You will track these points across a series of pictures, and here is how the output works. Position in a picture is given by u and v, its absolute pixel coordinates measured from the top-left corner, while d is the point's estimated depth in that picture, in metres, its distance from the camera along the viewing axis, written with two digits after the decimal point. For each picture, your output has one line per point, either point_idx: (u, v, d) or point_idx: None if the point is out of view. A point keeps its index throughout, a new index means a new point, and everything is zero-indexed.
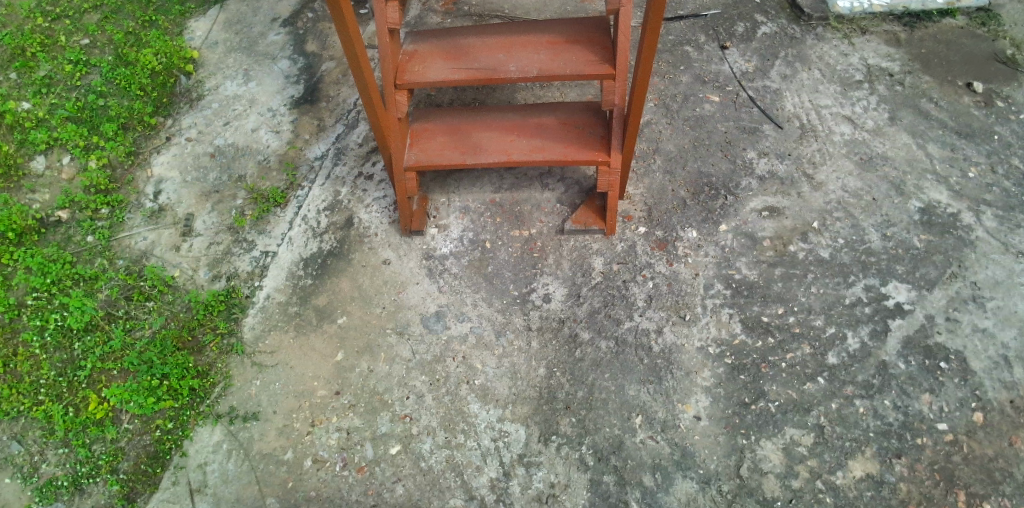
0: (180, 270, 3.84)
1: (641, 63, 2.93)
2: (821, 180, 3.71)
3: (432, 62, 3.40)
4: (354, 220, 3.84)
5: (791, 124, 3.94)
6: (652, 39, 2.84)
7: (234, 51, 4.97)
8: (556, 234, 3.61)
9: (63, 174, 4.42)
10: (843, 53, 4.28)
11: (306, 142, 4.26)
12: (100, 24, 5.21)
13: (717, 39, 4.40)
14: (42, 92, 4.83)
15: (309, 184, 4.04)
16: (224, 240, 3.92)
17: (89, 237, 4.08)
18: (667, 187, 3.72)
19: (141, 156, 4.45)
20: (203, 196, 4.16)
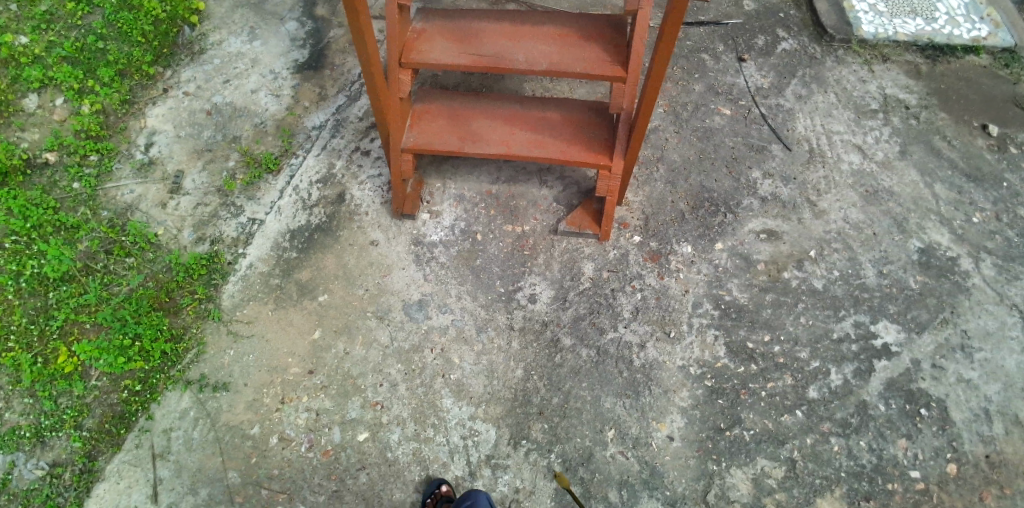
0: (164, 228, 3.77)
1: (653, 70, 2.79)
2: (823, 208, 3.65)
3: (438, 41, 3.23)
4: (345, 196, 3.74)
5: (800, 146, 3.86)
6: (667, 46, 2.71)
7: (241, 8, 4.83)
8: (549, 233, 3.53)
9: (54, 115, 4.31)
10: (862, 80, 4.18)
11: (305, 109, 4.16)
12: None
13: (736, 49, 4.28)
14: (41, 28, 4.64)
15: (303, 153, 3.94)
16: (212, 203, 3.83)
17: (75, 184, 4.00)
18: (668, 198, 3.64)
19: (136, 106, 4.36)
20: (195, 154, 4.06)
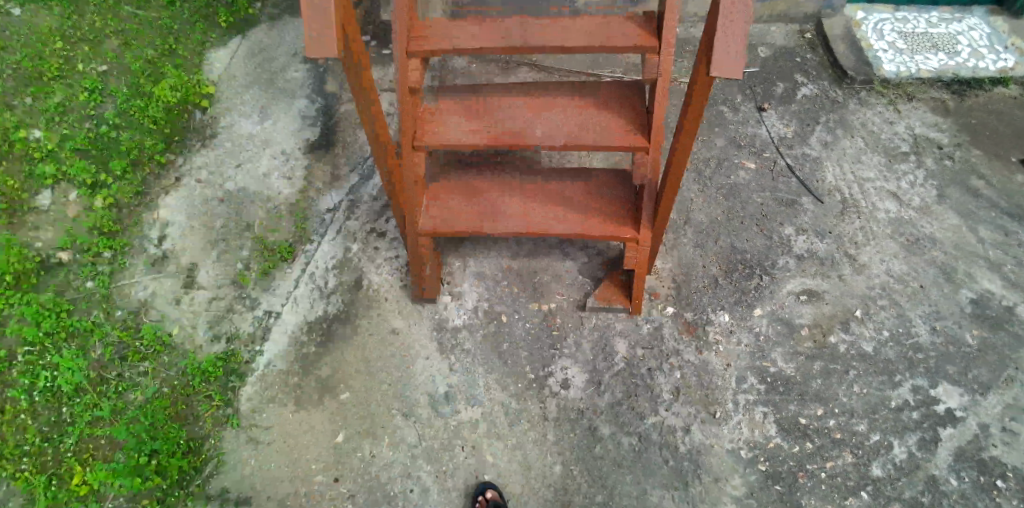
0: (179, 326, 3.63)
1: (681, 142, 2.60)
2: (864, 262, 3.43)
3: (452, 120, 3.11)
4: (363, 282, 3.59)
5: (831, 197, 3.65)
6: (695, 118, 2.52)
7: (252, 87, 4.64)
8: (576, 309, 3.37)
9: (68, 211, 4.22)
10: (888, 121, 4.00)
11: (318, 191, 3.99)
12: (119, 49, 4.95)
13: (754, 99, 4.12)
14: (54, 120, 4.58)
15: (318, 238, 3.77)
16: (227, 296, 3.69)
17: (88, 284, 3.85)
18: (698, 263, 3.44)
19: (150, 198, 4.16)
20: (208, 244, 3.91)
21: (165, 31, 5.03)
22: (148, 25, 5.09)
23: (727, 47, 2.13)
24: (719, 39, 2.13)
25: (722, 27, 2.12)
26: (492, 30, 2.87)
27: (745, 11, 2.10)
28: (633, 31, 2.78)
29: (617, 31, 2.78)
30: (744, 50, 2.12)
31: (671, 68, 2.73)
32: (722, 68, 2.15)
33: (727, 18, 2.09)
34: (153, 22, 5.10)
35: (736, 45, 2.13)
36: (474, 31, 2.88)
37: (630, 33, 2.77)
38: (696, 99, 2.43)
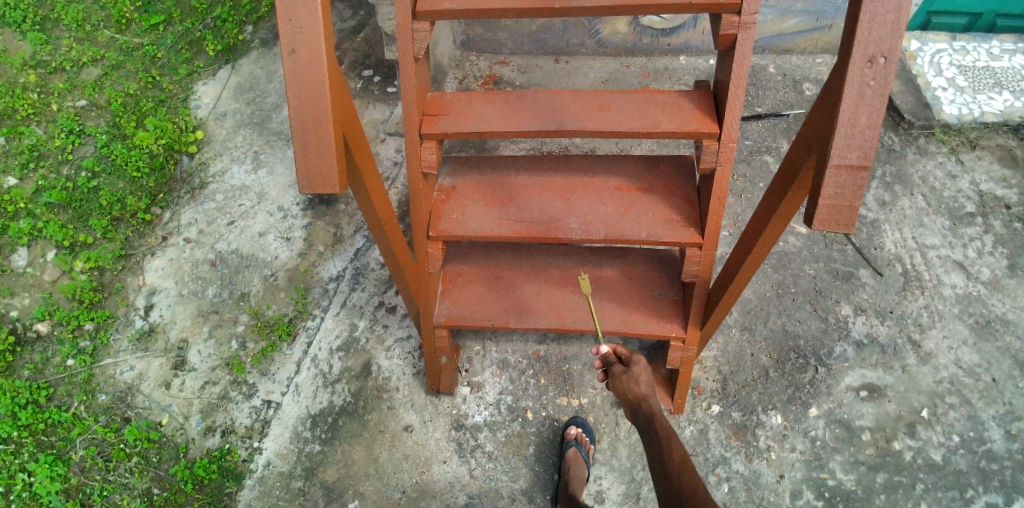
0: (169, 415, 3.32)
1: (752, 252, 2.20)
2: (929, 349, 3.04)
3: (472, 204, 2.66)
4: (372, 367, 3.24)
5: (891, 269, 3.28)
6: (774, 231, 2.13)
7: (245, 126, 4.25)
8: (611, 407, 3.02)
9: (46, 274, 3.85)
10: (951, 174, 3.61)
11: (320, 255, 3.64)
12: (99, 82, 4.60)
13: None
14: (30, 166, 4.27)
15: (320, 312, 3.42)
16: (221, 381, 3.35)
17: (69, 362, 3.55)
18: (747, 350, 3.07)
19: (134, 260, 3.81)
20: (199, 317, 3.55)
21: (148, 62, 4.67)
22: (129, 54, 4.74)
23: (835, 199, 1.66)
24: (827, 186, 1.65)
25: (830, 172, 1.64)
26: (520, 110, 2.42)
27: (866, 156, 1.61)
28: (688, 112, 2.30)
29: (668, 113, 2.31)
30: (859, 206, 1.65)
31: (732, 160, 2.27)
32: (827, 223, 1.68)
33: (840, 164, 1.63)
34: (134, 50, 4.75)
35: (852, 193, 1.64)
36: (499, 111, 2.43)
37: (685, 116, 2.30)
38: (786, 204, 2.02)
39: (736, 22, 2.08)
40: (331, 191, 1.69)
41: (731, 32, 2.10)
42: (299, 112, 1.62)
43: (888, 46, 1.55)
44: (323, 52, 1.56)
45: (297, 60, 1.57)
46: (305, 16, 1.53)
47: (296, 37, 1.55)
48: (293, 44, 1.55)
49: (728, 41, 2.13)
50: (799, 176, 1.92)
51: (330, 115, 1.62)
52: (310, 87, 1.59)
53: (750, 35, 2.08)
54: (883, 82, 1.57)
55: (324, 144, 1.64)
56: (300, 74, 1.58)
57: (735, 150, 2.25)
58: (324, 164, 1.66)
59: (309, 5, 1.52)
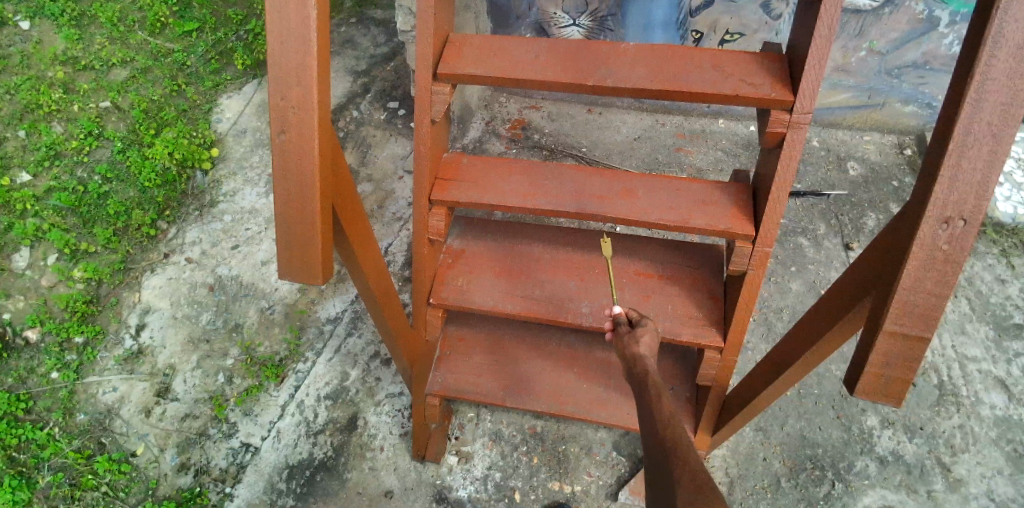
0: (144, 445, 3.17)
1: (785, 373, 1.97)
2: (960, 475, 2.76)
3: (479, 273, 2.49)
4: (358, 421, 3.07)
5: (925, 379, 3.03)
6: (807, 361, 1.91)
7: (261, 147, 4.21)
8: (605, 498, 2.81)
9: (43, 278, 3.73)
10: (999, 279, 3.37)
11: (321, 292, 3.52)
12: (125, 85, 4.53)
13: (841, 231, 3.45)
14: (46, 164, 4.15)
15: (313, 355, 3.28)
16: (202, 415, 3.20)
17: (53, 375, 3.43)
18: (759, 453, 2.83)
19: (132, 275, 3.70)
20: (190, 344, 3.41)
21: (177, 69, 4.65)
22: (160, 60, 4.71)
23: (884, 370, 1.47)
24: (875, 359, 1.46)
25: (881, 339, 1.44)
26: (539, 184, 2.25)
27: (928, 327, 1.42)
28: (722, 209, 2.11)
29: (701, 206, 2.12)
30: (911, 379, 1.46)
31: (767, 264, 2.06)
32: (871, 394, 1.51)
33: (894, 338, 1.43)
34: (164, 56, 4.73)
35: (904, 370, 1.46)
36: (516, 182, 2.27)
37: (717, 212, 2.10)
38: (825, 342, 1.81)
39: (786, 119, 1.87)
40: (314, 282, 1.56)
41: (779, 130, 1.89)
42: (283, 197, 1.48)
43: (969, 208, 1.33)
44: (314, 137, 1.41)
45: (286, 140, 1.42)
46: (298, 98, 1.38)
47: (286, 119, 1.40)
48: (283, 124, 1.41)
49: (775, 139, 1.93)
50: (852, 313, 1.69)
51: (318, 203, 1.47)
52: (297, 172, 1.45)
53: (801, 136, 1.87)
54: (959, 248, 1.36)
55: (309, 232, 1.50)
56: (288, 157, 1.43)
57: (770, 256, 2.05)
58: (308, 253, 1.52)
59: (303, 87, 1.37)
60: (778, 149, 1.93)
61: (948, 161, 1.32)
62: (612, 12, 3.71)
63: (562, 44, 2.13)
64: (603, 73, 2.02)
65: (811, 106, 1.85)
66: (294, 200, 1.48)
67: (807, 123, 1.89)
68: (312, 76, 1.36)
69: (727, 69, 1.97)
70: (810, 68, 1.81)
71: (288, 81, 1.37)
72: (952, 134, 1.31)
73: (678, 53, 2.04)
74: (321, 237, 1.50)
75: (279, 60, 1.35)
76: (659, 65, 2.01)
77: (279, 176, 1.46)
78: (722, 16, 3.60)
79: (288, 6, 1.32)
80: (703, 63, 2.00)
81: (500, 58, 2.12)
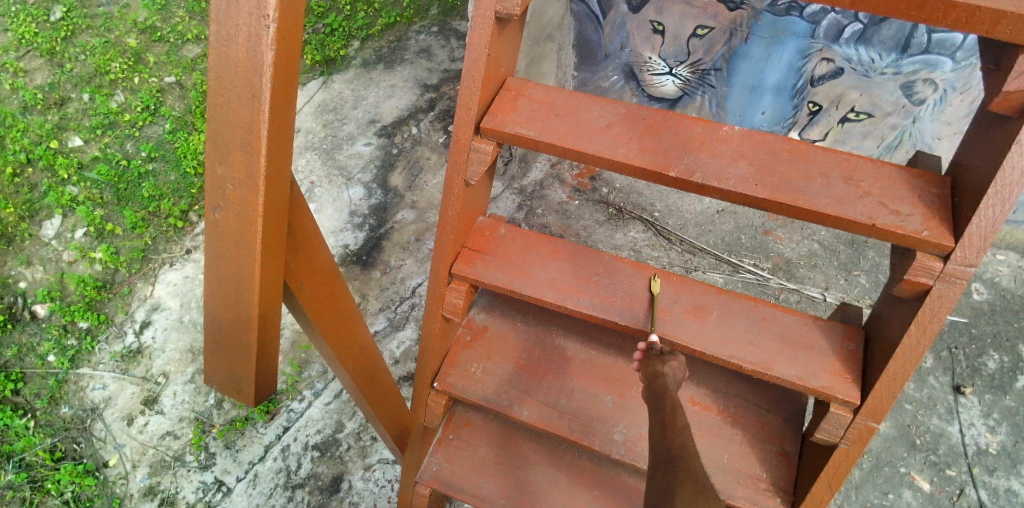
0: (118, 457, 2.91)
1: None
2: None
3: (499, 361, 2.07)
4: (343, 484, 2.70)
5: None
6: None
7: None
8: None
9: (66, 251, 3.56)
10: None
11: None
12: (194, 63, 4.38)
13: (952, 370, 2.87)
14: (99, 131, 3.99)
15: (310, 396, 2.93)
16: (183, 437, 2.91)
17: (49, 358, 3.23)
18: None
19: (151, 265, 3.49)
20: (189, 354, 3.16)
21: None
22: None
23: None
24: None
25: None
26: (587, 278, 1.81)
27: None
28: (818, 359, 1.62)
29: (791, 347, 1.65)
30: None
31: (866, 441, 1.59)
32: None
33: None
34: None
35: None
36: (561, 270, 1.84)
37: (812, 362, 1.62)
38: None
39: (936, 269, 1.40)
40: (246, 399, 1.22)
41: (924, 281, 1.42)
42: (212, 288, 1.13)
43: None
44: (257, 222, 1.04)
45: (223, 219, 1.06)
46: (241, 170, 1.02)
47: (223, 194, 1.04)
48: (218, 198, 1.05)
49: (915, 289, 1.45)
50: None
51: (255, 307, 1.11)
52: (232, 265, 1.09)
53: (952, 294, 1.40)
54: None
55: (240, 338, 1.15)
56: (222, 240, 1.08)
57: (873, 433, 1.58)
58: (238, 363, 1.18)
59: (248, 156, 1.01)
60: (916, 302, 1.46)
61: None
62: (717, 67, 3.22)
63: (644, 113, 1.70)
64: (690, 162, 1.60)
65: (975, 258, 1.36)
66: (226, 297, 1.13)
67: (964, 277, 1.40)
68: (261, 145, 0.99)
69: (861, 186, 1.50)
70: (985, 209, 1.32)
71: (228, 145, 1.01)
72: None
73: (796, 152, 1.58)
74: (254, 346, 1.14)
75: (218, 114, 0.98)
76: (768, 165, 1.57)
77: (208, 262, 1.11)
78: (849, 92, 3.07)
79: (235, 44, 0.95)
80: (829, 174, 1.53)
81: (563, 120, 1.71)
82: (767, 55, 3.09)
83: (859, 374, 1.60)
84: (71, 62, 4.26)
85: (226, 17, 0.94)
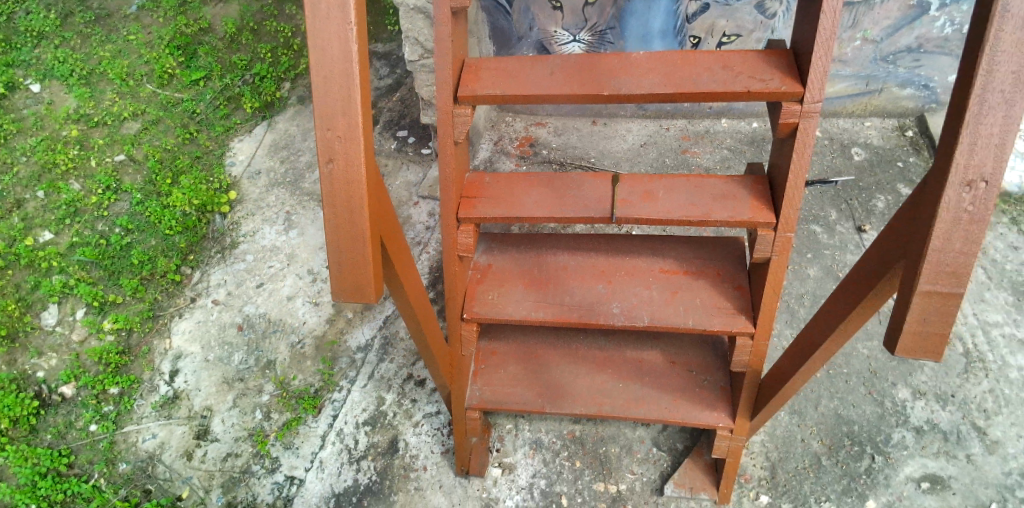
0: (189, 488, 3.13)
1: (820, 349, 1.99)
2: (996, 438, 2.89)
3: (509, 286, 2.55)
4: (399, 443, 3.12)
5: (951, 348, 3.15)
6: (837, 337, 1.96)
7: (277, 186, 4.31)
8: (651, 494, 2.85)
9: (74, 333, 3.76)
10: (1013, 246, 3.52)
11: (349, 321, 3.61)
12: (137, 138, 4.63)
13: (852, 216, 3.56)
14: (66, 220, 4.20)
15: (347, 384, 3.35)
16: (244, 452, 3.20)
17: (92, 427, 3.41)
18: (796, 434, 2.95)
19: (161, 322, 3.75)
20: (224, 384, 3.44)
21: (187, 118, 4.75)
22: (168, 110, 4.81)
23: (921, 327, 1.46)
24: (911, 318, 1.46)
25: (917, 300, 1.44)
26: (563, 196, 2.32)
27: (961, 283, 1.41)
28: (742, 201, 2.20)
29: (721, 200, 2.22)
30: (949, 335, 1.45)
31: (789, 250, 2.16)
32: (912, 352, 1.49)
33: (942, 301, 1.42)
34: (173, 105, 4.83)
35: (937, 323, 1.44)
36: (540, 195, 2.35)
37: (737, 204, 2.19)
38: (846, 326, 1.90)
39: (797, 110, 1.98)
40: (368, 299, 1.67)
41: (792, 121, 2.00)
42: (332, 223, 1.59)
43: (990, 170, 1.33)
44: (360, 162, 1.52)
45: (334, 169, 1.53)
46: (344, 128, 1.50)
47: (334, 149, 1.52)
48: (330, 153, 1.52)
49: (788, 129, 2.03)
50: (887, 275, 1.72)
51: (367, 226, 1.58)
52: (347, 199, 1.56)
53: (812, 124, 1.99)
54: (983, 210, 1.37)
55: (357, 254, 1.60)
56: (336, 184, 1.54)
57: (792, 241, 2.15)
58: (357, 272, 1.63)
59: (348, 118, 1.49)
60: (791, 138, 2.05)
61: (965, 126, 1.32)
62: (611, 25, 3.82)
63: (573, 60, 2.23)
64: (615, 83, 2.12)
65: (820, 96, 1.96)
66: (344, 227, 1.59)
67: (817, 112, 2.00)
68: (357, 108, 1.48)
69: (736, 69, 2.08)
70: (816, 61, 1.92)
71: (332, 113, 1.49)
72: (967, 104, 1.32)
73: (687, 60, 2.15)
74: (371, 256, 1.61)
75: (326, 92, 1.48)
76: (671, 72, 2.12)
77: (328, 204, 1.57)
78: (718, 20, 3.73)
79: (330, 46, 1.46)
80: (714, 67, 2.10)
81: (514, 78, 2.22)
82: (649, 7, 3.71)
83: (772, 204, 2.19)
84: (17, 165, 4.47)
85: (323, 28, 1.44)
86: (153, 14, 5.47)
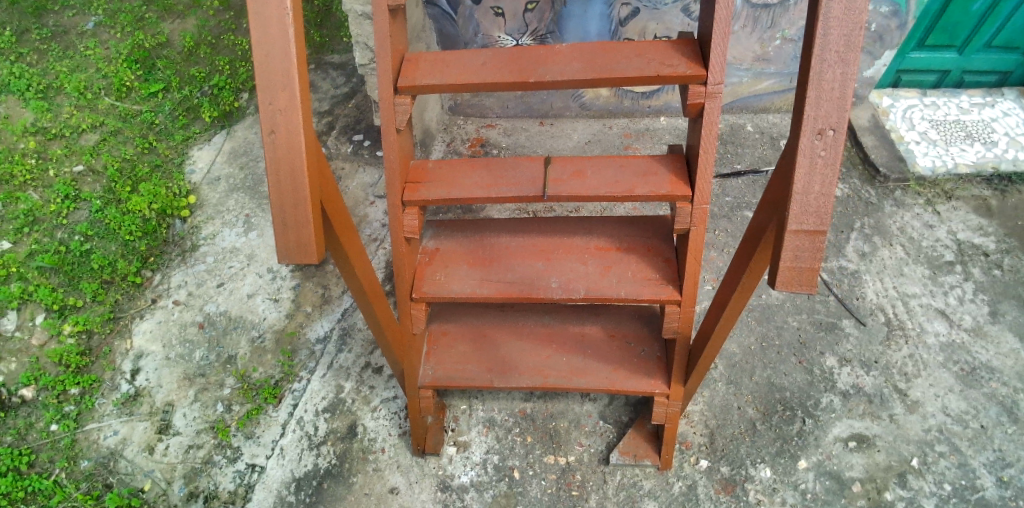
0: (151, 481, 3.18)
1: (730, 304, 2.16)
2: (916, 398, 3.12)
3: (455, 266, 2.71)
4: (358, 429, 3.24)
5: (874, 319, 3.40)
6: (745, 292, 2.14)
7: (237, 191, 4.42)
8: (598, 463, 3.01)
9: (32, 338, 3.77)
10: (928, 225, 3.82)
11: (308, 316, 3.72)
12: (96, 148, 4.70)
13: None
14: (24, 230, 4.23)
15: (307, 374, 3.46)
16: (205, 444, 3.26)
17: (52, 427, 3.42)
18: (733, 403, 3.14)
19: (122, 323, 3.81)
20: (185, 380, 3.52)
21: (146, 129, 4.85)
22: (127, 122, 4.89)
23: (796, 263, 1.72)
24: (786, 254, 1.72)
25: (789, 238, 1.70)
26: (500, 177, 2.49)
27: (822, 221, 1.68)
28: (661, 177, 2.39)
29: (643, 177, 2.41)
30: (819, 268, 1.71)
31: (705, 221, 2.36)
32: (790, 285, 1.75)
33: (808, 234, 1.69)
34: (132, 117, 4.92)
35: (807, 256, 1.71)
36: (479, 177, 2.52)
37: (657, 180, 2.39)
38: (747, 280, 2.09)
39: (702, 91, 2.20)
40: (310, 260, 1.78)
41: (699, 101, 2.22)
42: (276, 187, 1.72)
43: (835, 119, 1.61)
44: (299, 131, 1.68)
45: (276, 139, 1.69)
46: (284, 101, 1.66)
47: (275, 119, 1.67)
48: (272, 124, 1.68)
49: (696, 109, 2.25)
50: (767, 237, 1.94)
51: (308, 191, 1.73)
52: (290, 164, 1.70)
53: (717, 104, 2.20)
54: (833, 155, 1.63)
55: (300, 216, 1.74)
56: (279, 151, 1.69)
57: (708, 212, 2.35)
58: (299, 233, 1.75)
59: (288, 90, 1.66)
60: (700, 118, 2.26)
61: (810, 81, 1.60)
62: (551, 30, 4.07)
63: (504, 51, 2.42)
64: (542, 70, 2.31)
65: (721, 78, 2.17)
66: (287, 191, 1.73)
67: (720, 93, 2.22)
68: (294, 80, 1.65)
69: (649, 57, 2.28)
70: (715, 47, 2.13)
71: (274, 85, 1.65)
72: (810, 66, 1.60)
73: (606, 50, 2.35)
74: (312, 217, 1.75)
75: (266, 69, 1.64)
76: (591, 60, 2.31)
77: (271, 171, 1.71)
78: (648, 23, 4.01)
79: (271, 27, 1.63)
80: (630, 55, 2.30)
81: (451, 68, 2.39)
82: (584, 11, 3.97)
83: (689, 179, 2.39)
84: None
85: (263, 11, 1.62)
86: (111, 30, 5.58)
